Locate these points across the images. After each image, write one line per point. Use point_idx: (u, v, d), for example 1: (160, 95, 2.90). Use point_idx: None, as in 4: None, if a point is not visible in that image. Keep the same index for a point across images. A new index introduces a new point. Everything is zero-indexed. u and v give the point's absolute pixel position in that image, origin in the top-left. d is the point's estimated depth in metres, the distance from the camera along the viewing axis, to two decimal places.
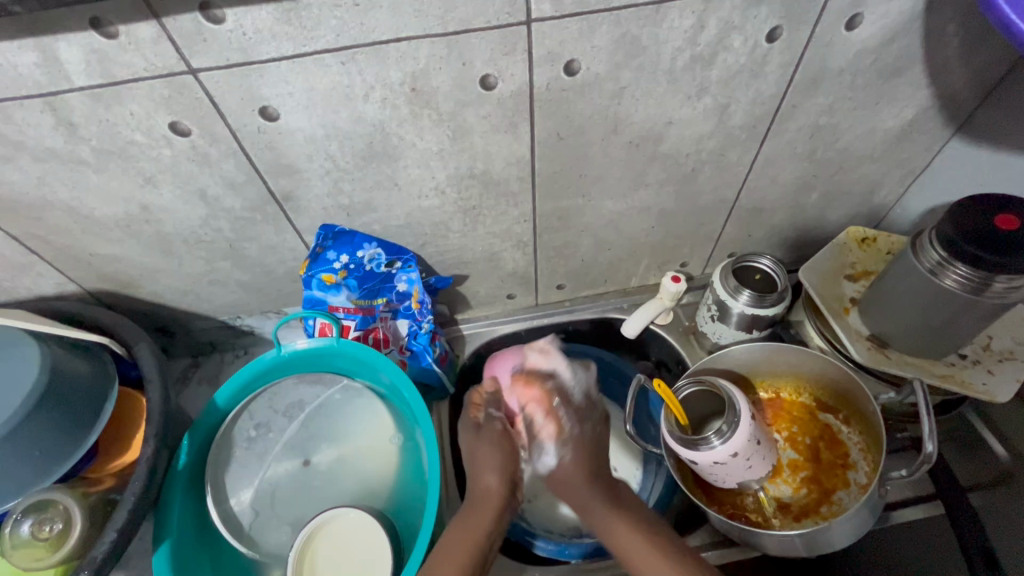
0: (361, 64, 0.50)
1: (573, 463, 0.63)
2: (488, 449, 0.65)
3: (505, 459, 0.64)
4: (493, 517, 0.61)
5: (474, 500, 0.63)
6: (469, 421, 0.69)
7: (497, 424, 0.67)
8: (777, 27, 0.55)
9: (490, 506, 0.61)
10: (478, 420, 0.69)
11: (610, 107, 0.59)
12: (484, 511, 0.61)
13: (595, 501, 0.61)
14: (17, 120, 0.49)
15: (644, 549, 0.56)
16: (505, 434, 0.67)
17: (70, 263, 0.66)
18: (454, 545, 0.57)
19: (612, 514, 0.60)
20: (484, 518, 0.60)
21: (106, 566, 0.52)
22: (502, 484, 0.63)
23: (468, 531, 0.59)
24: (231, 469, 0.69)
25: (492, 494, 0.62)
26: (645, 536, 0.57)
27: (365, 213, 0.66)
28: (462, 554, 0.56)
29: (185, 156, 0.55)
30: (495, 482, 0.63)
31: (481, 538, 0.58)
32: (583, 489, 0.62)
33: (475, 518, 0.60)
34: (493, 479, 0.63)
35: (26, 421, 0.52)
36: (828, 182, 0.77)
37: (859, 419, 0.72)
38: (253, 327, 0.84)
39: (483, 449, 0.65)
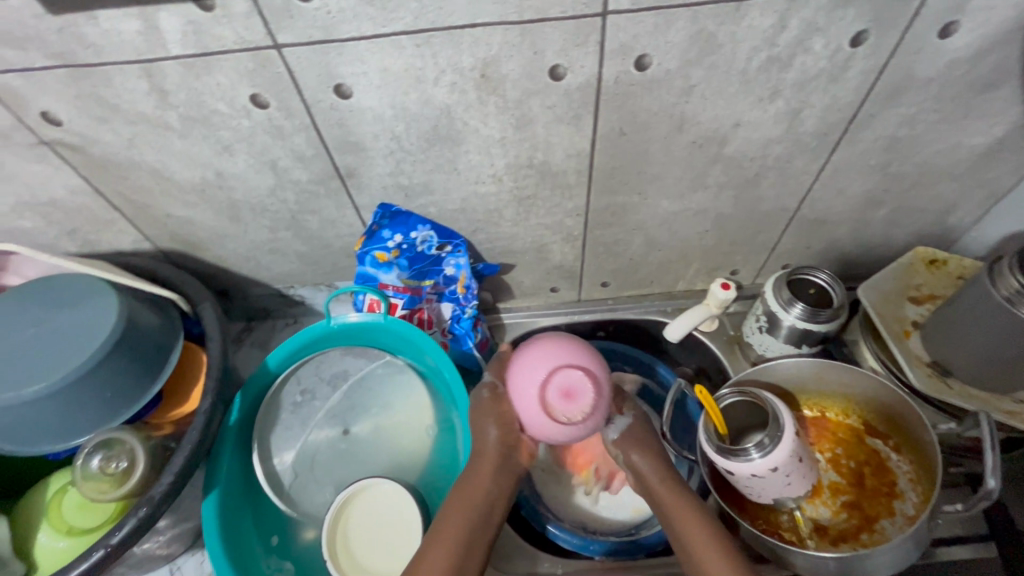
0: (435, 47, 0.51)
1: (637, 431, 0.66)
2: (485, 414, 0.62)
3: (503, 417, 0.61)
4: (491, 481, 0.60)
5: (474, 471, 0.61)
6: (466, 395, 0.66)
7: (484, 394, 0.63)
8: (863, 31, 0.53)
9: (487, 472, 0.60)
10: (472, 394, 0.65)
11: (677, 106, 0.59)
12: (484, 479, 0.60)
13: (648, 473, 0.63)
14: (117, 85, 0.52)
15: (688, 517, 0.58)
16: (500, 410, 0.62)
17: (148, 222, 0.70)
18: (450, 520, 0.57)
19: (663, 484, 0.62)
20: (483, 484, 0.60)
21: (162, 507, 0.55)
22: (497, 448, 0.61)
23: (473, 488, 0.59)
24: (277, 430, 0.71)
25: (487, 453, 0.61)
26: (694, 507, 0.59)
27: (423, 195, 0.68)
28: (458, 532, 0.56)
29: (262, 128, 0.57)
30: (491, 449, 0.61)
31: (484, 497, 0.59)
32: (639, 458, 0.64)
33: (471, 490, 0.59)
34: (492, 438, 0.61)
35: (102, 362, 0.56)
36: (900, 197, 0.73)
37: (911, 448, 0.68)
38: (305, 297, 0.87)
39: (484, 420, 0.62)
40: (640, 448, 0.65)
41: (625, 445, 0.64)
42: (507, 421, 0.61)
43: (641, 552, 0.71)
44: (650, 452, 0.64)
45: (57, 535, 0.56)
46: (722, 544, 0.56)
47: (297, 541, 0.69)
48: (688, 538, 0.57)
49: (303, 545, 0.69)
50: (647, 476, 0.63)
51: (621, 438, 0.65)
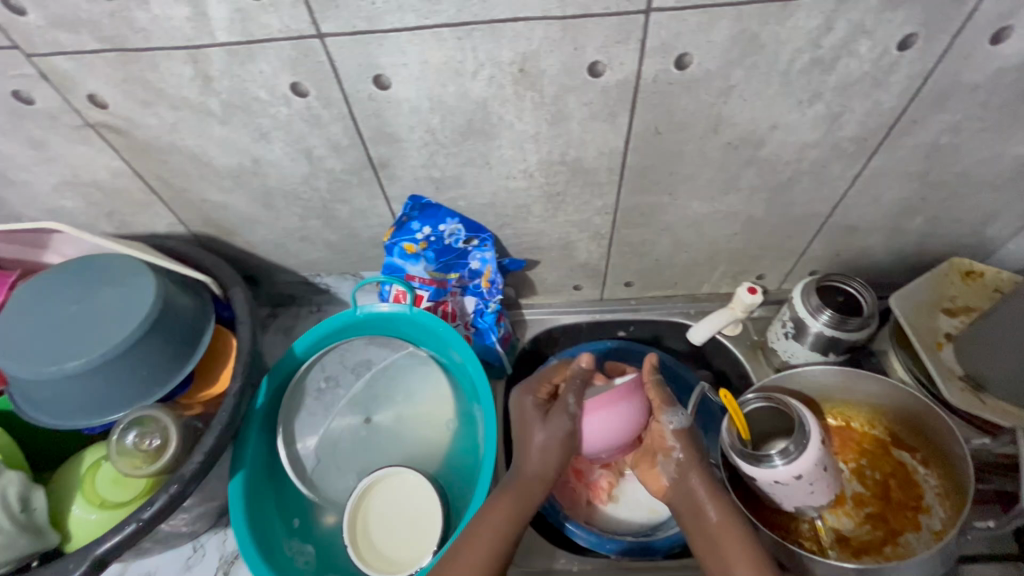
0: (476, 41, 0.51)
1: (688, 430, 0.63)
2: (535, 429, 0.62)
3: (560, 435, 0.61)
4: (535, 497, 0.60)
5: (522, 485, 0.60)
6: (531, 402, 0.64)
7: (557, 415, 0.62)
8: (911, 35, 0.52)
9: (536, 488, 0.60)
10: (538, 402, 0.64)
11: (714, 106, 0.58)
12: (531, 494, 0.60)
13: (694, 476, 0.60)
14: (162, 70, 0.53)
15: (728, 534, 0.56)
16: (566, 432, 0.61)
17: (183, 206, 0.71)
18: (487, 524, 0.58)
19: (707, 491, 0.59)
20: (526, 501, 0.59)
21: (192, 485, 0.56)
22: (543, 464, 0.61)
23: (513, 504, 0.59)
24: (300, 416, 0.73)
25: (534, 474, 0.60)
26: (733, 526, 0.57)
27: (453, 188, 0.68)
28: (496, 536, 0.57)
29: (300, 116, 0.58)
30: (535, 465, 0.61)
31: (523, 512, 0.59)
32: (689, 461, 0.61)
33: (511, 504, 0.59)
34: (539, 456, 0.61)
35: (139, 341, 0.57)
36: (937, 207, 0.72)
37: (940, 462, 0.67)
38: (330, 286, 0.88)
39: (544, 429, 0.61)
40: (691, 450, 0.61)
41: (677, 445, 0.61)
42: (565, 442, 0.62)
43: (660, 553, 0.70)
44: (697, 452, 0.61)
45: (89, 507, 0.57)
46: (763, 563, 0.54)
47: (318, 525, 0.70)
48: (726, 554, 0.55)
49: (324, 530, 0.70)
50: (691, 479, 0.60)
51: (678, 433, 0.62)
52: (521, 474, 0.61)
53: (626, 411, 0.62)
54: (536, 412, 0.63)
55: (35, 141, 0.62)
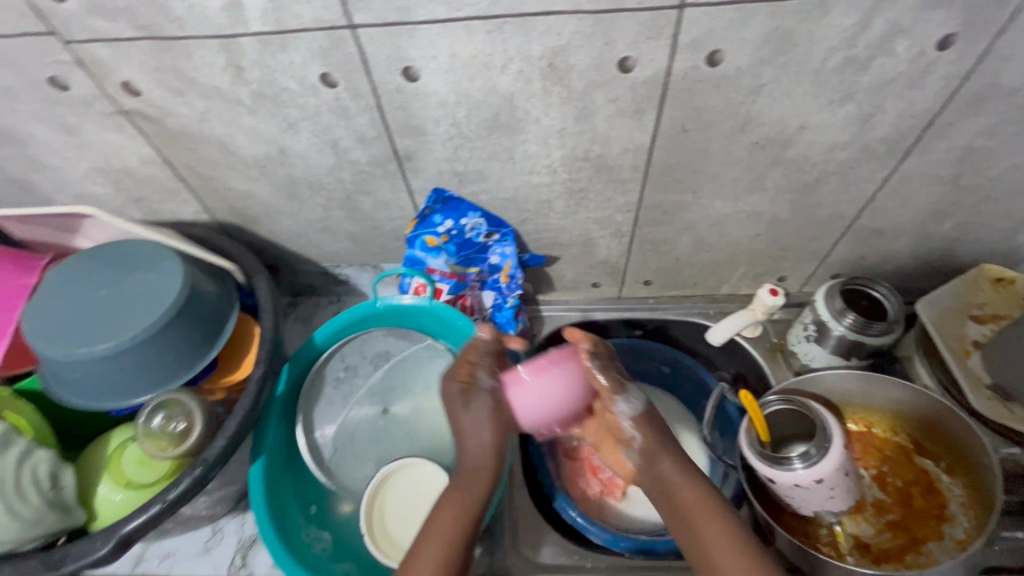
0: (506, 34, 0.51)
1: (644, 414, 0.60)
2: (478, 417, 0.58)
3: (500, 417, 0.58)
4: (485, 483, 0.58)
5: (465, 479, 0.58)
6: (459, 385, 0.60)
7: (488, 397, 0.58)
8: (950, 35, 0.51)
9: (480, 480, 0.58)
10: (467, 385, 0.59)
11: (744, 104, 0.57)
12: (473, 485, 0.58)
13: (657, 460, 0.58)
14: (195, 59, 0.54)
15: (699, 514, 0.54)
16: (495, 412, 0.58)
17: (209, 194, 0.72)
18: (440, 519, 0.55)
19: (675, 474, 0.57)
20: (472, 494, 0.57)
21: (215, 469, 0.57)
22: (491, 449, 0.58)
23: (465, 492, 0.57)
24: (320, 404, 0.73)
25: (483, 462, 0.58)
26: (707, 506, 0.54)
27: (477, 182, 0.68)
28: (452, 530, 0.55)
29: (328, 107, 0.58)
30: (480, 454, 0.58)
31: (474, 501, 0.57)
32: (648, 443, 0.59)
33: (464, 492, 0.57)
34: (487, 445, 0.58)
35: (165, 326, 0.58)
36: (968, 212, 0.70)
37: (965, 471, 0.66)
38: (350, 277, 0.88)
39: (470, 416, 0.59)
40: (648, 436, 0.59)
41: (632, 431, 0.59)
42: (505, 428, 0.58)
43: (672, 553, 0.71)
44: (653, 436, 0.59)
45: (115, 487, 0.58)
46: (737, 536, 0.52)
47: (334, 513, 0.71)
48: (700, 531, 0.53)
49: (340, 518, 0.71)
50: (653, 463, 0.58)
51: (634, 417, 0.59)
52: (467, 467, 0.59)
53: (554, 381, 0.57)
54: (461, 403, 0.59)
55: (68, 127, 0.63)
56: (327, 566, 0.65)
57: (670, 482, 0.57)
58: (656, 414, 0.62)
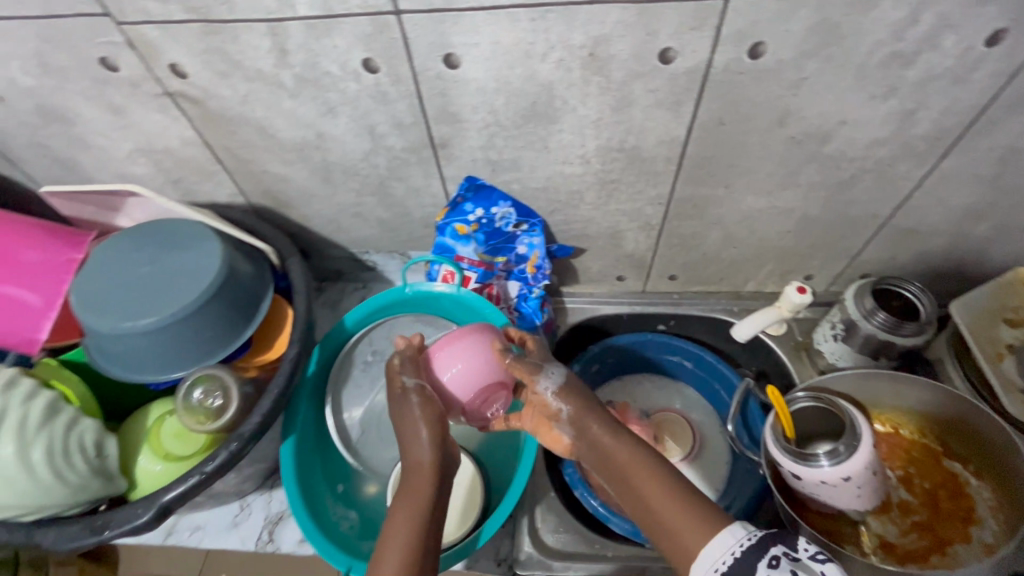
0: (549, 22, 0.51)
1: (567, 386, 0.60)
2: (414, 416, 0.58)
3: (434, 411, 0.59)
4: (430, 484, 0.54)
5: (412, 483, 0.55)
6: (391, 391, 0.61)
7: (416, 395, 0.59)
8: (1000, 31, 0.50)
9: (424, 483, 0.55)
10: (400, 388, 0.61)
11: (784, 98, 0.57)
12: (420, 485, 0.54)
13: (588, 429, 0.57)
14: (242, 42, 0.55)
15: (643, 479, 0.51)
16: (421, 404, 0.59)
17: (245, 177, 0.73)
18: (392, 525, 0.52)
19: (611, 441, 0.55)
20: (419, 496, 0.54)
21: (250, 443, 0.58)
22: (433, 448, 0.57)
23: (412, 496, 0.54)
24: (348, 385, 0.75)
25: (424, 463, 0.56)
26: (651, 471, 0.52)
27: (509, 171, 0.68)
28: (409, 526, 0.51)
29: (368, 92, 0.59)
30: (424, 455, 0.56)
31: (427, 504, 0.53)
32: (578, 413, 0.58)
33: (410, 496, 0.54)
34: (427, 445, 0.57)
35: (204, 304, 0.59)
36: (1006, 213, 0.69)
37: (994, 475, 0.65)
38: (377, 263, 0.90)
39: (407, 420, 0.59)
40: (578, 407, 0.58)
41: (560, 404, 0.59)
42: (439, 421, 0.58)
43: None
44: (583, 402, 0.58)
45: (155, 458, 0.60)
46: (686, 494, 0.49)
47: (360, 493, 0.73)
48: (647, 494, 0.51)
49: (365, 498, 0.72)
50: (589, 434, 0.57)
51: (558, 389, 0.59)
52: (412, 470, 0.56)
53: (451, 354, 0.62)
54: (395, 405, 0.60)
55: (114, 108, 0.64)
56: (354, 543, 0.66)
57: (606, 450, 0.55)
58: (581, 384, 0.60)
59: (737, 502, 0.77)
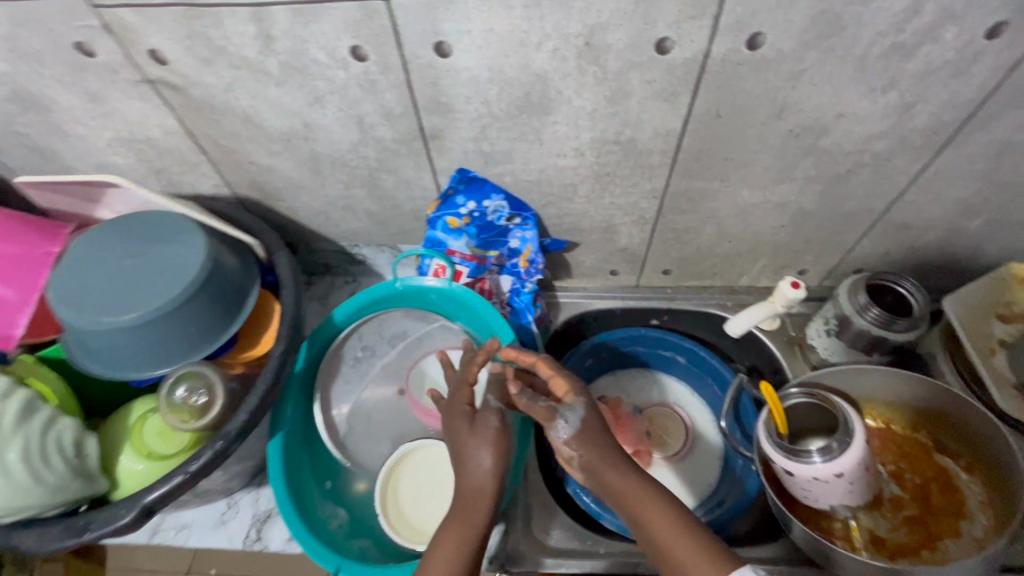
0: (545, 10, 0.50)
1: (595, 428, 0.59)
2: (474, 446, 0.59)
3: (494, 443, 0.59)
4: (483, 510, 0.57)
5: (465, 506, 0.58)
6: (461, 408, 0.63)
7: (491, 421, 0.60)
8: (1002, 23, 0.49)
9: (480, 507, 0.57)
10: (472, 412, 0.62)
11: (782, 90, 0.56)
12: (473, 510, 0.57)
13: (606, 471, 0.58)
14: (225, 27, 0.53)
15: (662, 525, 0.54)
16: (496, 430, 0.60)
17: (230, 168, 0.71)
18: (441, 548, 0.55)
19: (633, 485, 0.57)
20: (471, 520, 0.57)
21: (237, 441, 0.57)
22: (491, 475, 0.58)
23: (462, 521, 0.57)
24: (337, 383, 0.74)
25: (480, 489, 0.58)
26: (672, 517, 0.54)
27: (502, 163, 0.67)
28: (457, 549, 0.55)
29: (356, 81, 0.57)
30: (476, 483, 0.58)
31: (476, 530, 0.56)
32: (600, 458, 0.58)
33: (463, 521, 0.56)
34: (487, 469, 0.58)
35: (188, 299, 0.58)
36: (999, 209, 0.69)
37: (985, 469, 0.65)
38: (366, 257, 0.88)
39: (471, 444, 0.60)
40: (598, 454, 0.58)
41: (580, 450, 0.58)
42: (500, 451, 0.59)
43: None
44: (605, 448, 0.59)
45: (138, 457, 0.59)
46: (697, 537, 0.53)
47: (349, 492, 0.72)
48: (661, 536, 0.54)
49: (355, 496, 0.71)
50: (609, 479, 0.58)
51: (576, 436, 0.58)
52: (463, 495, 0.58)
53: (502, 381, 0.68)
54: (467, 423, 0.62)
55: (92, 95, 0.62)
56: (342, 543, 0.65)
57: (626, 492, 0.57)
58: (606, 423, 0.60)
59: (732, 497, 0.78)
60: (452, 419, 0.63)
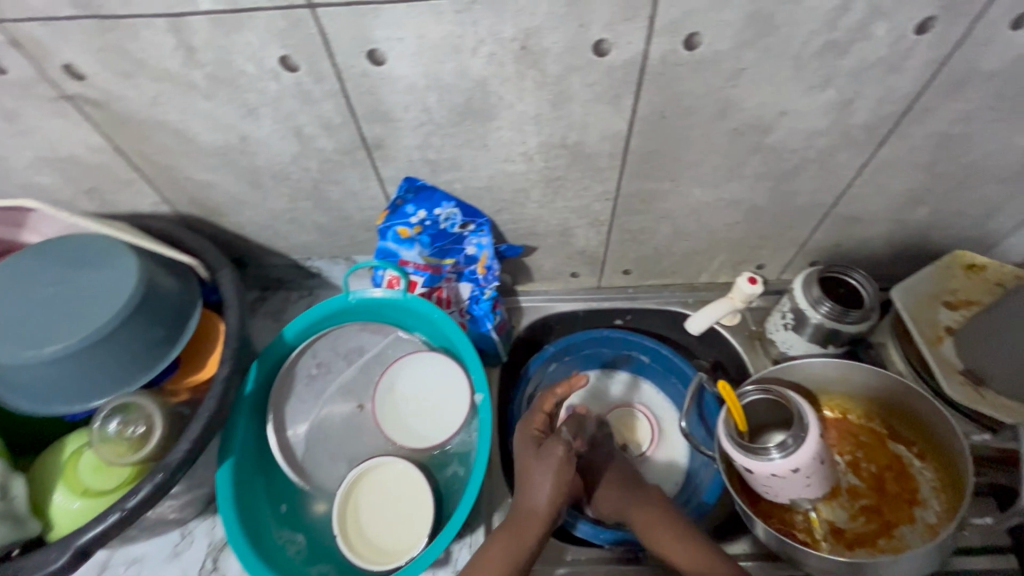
0: (477, 15, 0.48)
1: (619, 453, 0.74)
2: (539, 474, 0.64)
3: (560, 472, 0.63)
4: (537, 532, 0.62)
5: (518, 526, 0.63)
6: (531, 434, 0.67)
7: (558, 449, 0.64)
8: (930, 18, 0.50)
9: (532, 530, 0.62)
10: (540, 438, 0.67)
11: (723, 89, 0.56)
12: (528, 529, 0.62)
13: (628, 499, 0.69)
14: (142, 39, 0.50)
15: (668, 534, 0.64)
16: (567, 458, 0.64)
17: (167, 184, 0.68)
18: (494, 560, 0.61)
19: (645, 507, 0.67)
20: (525, 538, 0.62)
21: (179, 473, 0.54)
22: (549, 502, 0.63)
23: (516, 538, 0.62)
24: (291, 403, 0.72)
25: (539, 511, 0.63)
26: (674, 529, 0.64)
27: (450, 171, 0.66)
28: (504, 559, 0.61)
29: (290, 92, 0.55)
30: (540, 506, 0.63)
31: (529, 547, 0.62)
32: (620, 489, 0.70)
33: (518, 535, 0.62)
34: (543, 496, 0.63)
35: (120, 325, 0.55)
36: (942, 198, 0.70)
37: (936, 456, 0.67)
38: (321, 270, 0.86)
39: (538, 469, 0.64)
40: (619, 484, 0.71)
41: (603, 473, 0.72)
42: (562, 480, 0.64)
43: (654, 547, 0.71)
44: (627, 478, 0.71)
45: (72, 495, 0.56)
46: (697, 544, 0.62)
47: (307, 513, 0.70)
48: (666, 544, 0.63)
49: (313, 517, 0.69)
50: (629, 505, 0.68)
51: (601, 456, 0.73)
52: (521, 512, 0.64)
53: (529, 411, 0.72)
54: (535, 450, 0.66)
55: (7, 113, 0.58)
56: (299, 569, 0.64)
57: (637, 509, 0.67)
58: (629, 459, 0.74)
59: (699, 494, 0.78)
60: (522, 445, 0.67)
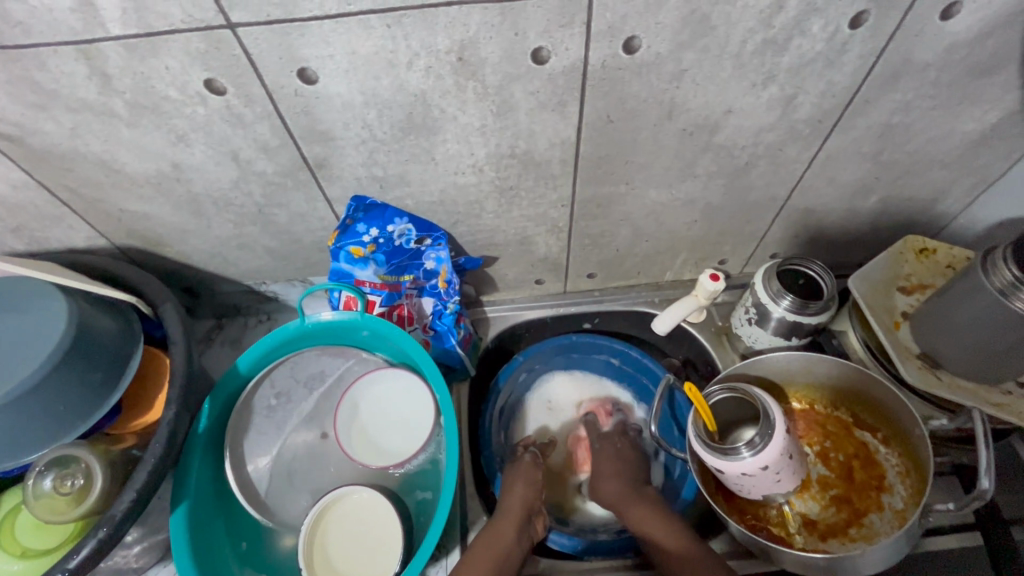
0: (407, 28, 0.47)
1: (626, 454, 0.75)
2: (516, 482, 0.71)
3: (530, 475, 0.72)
4: (513, 530, 0.65)
5: (493, 531, 0.65)
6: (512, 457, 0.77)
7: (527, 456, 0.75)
8: (863, 12, 0.50)
9: (507, 531, 0.65)
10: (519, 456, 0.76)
11: (667, 91, 0.55)
12: (504, 530, 0.65)
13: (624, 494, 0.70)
14: (51, 68, 0.47)
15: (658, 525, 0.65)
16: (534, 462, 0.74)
17: (100, 217, 0.65)
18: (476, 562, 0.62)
19: (636, 500, 0.69)
20: (503, 537, 0.64)
21: (126, 523, 0.51)
22: (523, 504, 0.69)
23: (495, 540, 0.64)
24: (250, 436, 0.70)
25: (513, 512, 0.67)
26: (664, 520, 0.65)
27: (399, 186, 0.64)
28: (489, 557, 0.62)
29: (220, 116, 0.53)
30: (515, 507, 0.68)
31: (507, 547, 0.64)
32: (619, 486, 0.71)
33: (494, 538, 0.64)
34: (518, 498, 0.69)
35: (52, 373, 0.52)
36: (890, 186, 0.71)
37: (900, 441, 0.68)
38: (277, 293, 0.83)
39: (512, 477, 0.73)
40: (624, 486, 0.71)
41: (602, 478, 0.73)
42: (530, 480, 0.72)
43: (629, 551, 0.72)
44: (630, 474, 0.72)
45: (10, 558, 0.54)
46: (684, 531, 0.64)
47: (273, 550, 0.67)
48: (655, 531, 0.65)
49: (280, 554, 0.67)
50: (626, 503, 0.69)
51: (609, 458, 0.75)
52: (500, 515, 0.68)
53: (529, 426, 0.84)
54: (511, 465, 0.75)
55: None
56: None
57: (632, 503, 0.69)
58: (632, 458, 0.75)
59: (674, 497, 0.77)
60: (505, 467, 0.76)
